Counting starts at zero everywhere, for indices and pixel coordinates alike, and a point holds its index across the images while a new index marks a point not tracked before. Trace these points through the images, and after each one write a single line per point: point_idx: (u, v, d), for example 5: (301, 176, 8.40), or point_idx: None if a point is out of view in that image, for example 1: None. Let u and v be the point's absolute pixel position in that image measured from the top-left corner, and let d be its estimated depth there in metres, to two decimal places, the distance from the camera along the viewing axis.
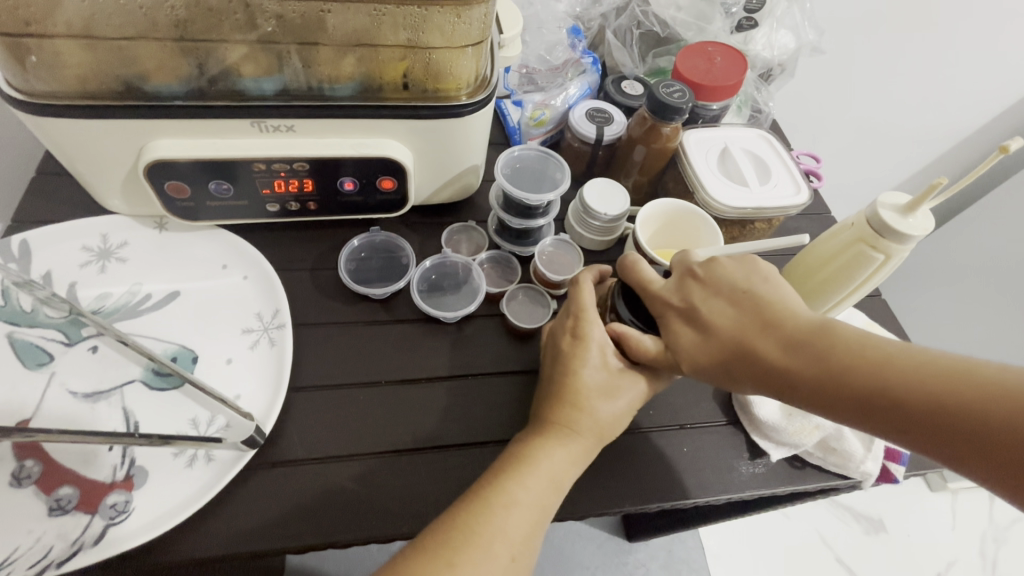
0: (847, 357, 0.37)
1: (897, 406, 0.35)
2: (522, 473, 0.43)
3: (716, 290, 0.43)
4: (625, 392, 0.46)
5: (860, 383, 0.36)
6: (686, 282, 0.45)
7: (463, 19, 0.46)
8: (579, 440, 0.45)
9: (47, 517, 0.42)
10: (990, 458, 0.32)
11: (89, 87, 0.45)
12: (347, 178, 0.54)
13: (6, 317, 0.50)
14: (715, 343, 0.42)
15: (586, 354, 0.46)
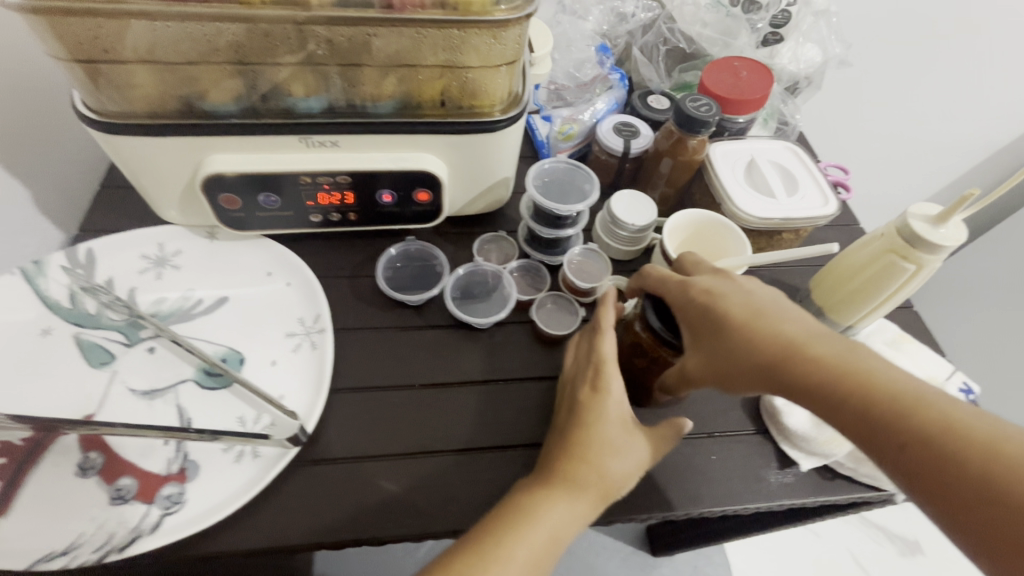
0: (875, 390, 0.36)
1: (897, 437, 0.35)
2: (525, 523, 0.43)
3: (747, 296, 0.43)
4: (633, 449, 0.47)
5: (868, 406, 0.36)
6: (716, 283, 0.45)
7: (498, 40, 0.48)
8: (585, 496, 0.44)
9: (109, 505, 0.45)
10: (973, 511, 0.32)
11: (155, 107, 0.49)
12: (385, 191, 0.57)
13: (74, 319, 0.54)
14: (737, 347, 0.41)
15: (604, 407, 0.47)
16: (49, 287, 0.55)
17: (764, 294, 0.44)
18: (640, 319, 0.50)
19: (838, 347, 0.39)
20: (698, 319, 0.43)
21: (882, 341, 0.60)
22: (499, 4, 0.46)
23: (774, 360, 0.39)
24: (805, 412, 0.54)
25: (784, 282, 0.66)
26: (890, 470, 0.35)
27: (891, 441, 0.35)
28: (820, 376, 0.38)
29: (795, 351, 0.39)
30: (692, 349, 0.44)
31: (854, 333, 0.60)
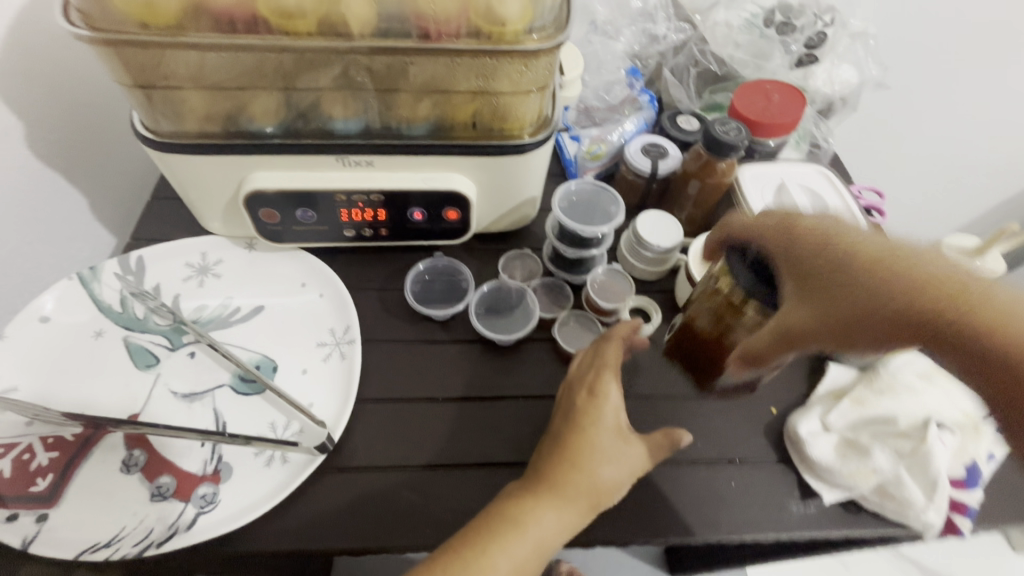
0: (988, 306, 0.36)
1: (997, 350, 0.35)
2: (519, 525, 0.45)
3: (894, 244, 0.43)
4: (626, 458, 0.48)
5: (968, 337, 0.36)
6: (853, 234, 0.45)
7: (530, 68, 0.50)
8: (576, 502, 0.46)
9: (149, 501, 0.48)
10: None
11: (206, 128, 0.52)
12: (416, 209, 0.59)
13: (124, 323, 0.58)
14: (873, 298, 0.42)
15: (598, 413, 0.49)
16: (102, 292, 0.59)
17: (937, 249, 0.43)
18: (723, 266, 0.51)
19: (964, 275, 0.39)
20: (815, 266, 0.45)
21: (916, 372, 0.58)
22: (531, 34, 0.48)
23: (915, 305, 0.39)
24: (830, 443, 0.54)
25: None
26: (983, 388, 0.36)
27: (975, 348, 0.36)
28: (927, 307, 0.39)
29: (926, 289, 0.39)
30: (799, 297, 0.46)
31: (886, 364, 0.58)
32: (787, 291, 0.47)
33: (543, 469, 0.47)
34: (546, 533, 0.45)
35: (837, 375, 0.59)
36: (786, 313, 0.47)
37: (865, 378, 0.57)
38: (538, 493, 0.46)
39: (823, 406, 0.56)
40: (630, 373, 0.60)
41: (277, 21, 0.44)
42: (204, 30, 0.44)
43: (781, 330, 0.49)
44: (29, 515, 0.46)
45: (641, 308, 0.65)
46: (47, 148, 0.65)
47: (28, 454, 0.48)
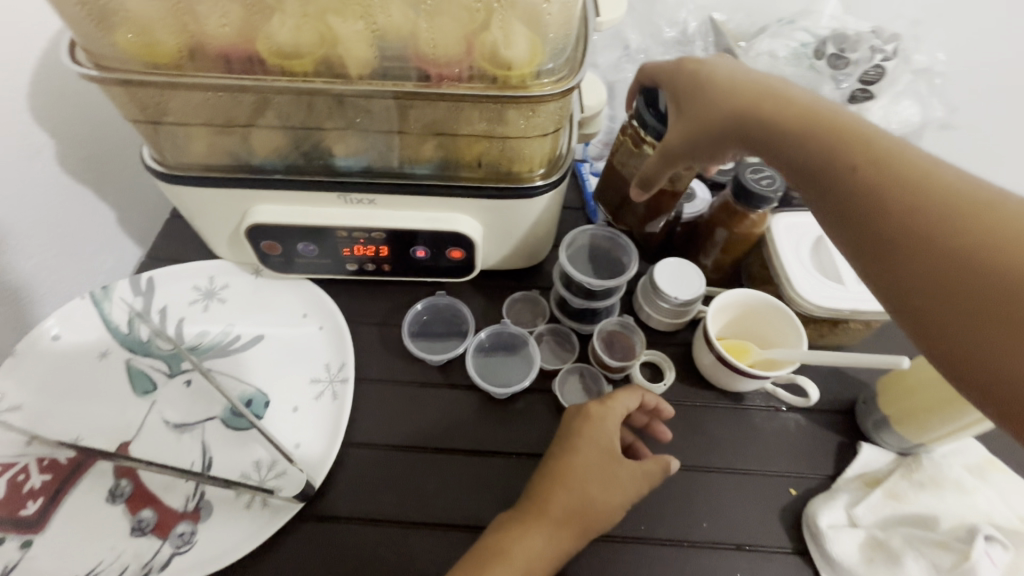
0: (819, 127, 0.38)
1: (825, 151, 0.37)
2: (504, 550, 0.43)
3: (764, 76, 0.43)
4: (619, 481, 0.46)
5: (800, 142, 0.38)
6: (716, 62, 0.47)
7: (538, 113, 0.47)
8: (563, 524, 0.44)
9: (129, 535, 0.48)
10: (866, 238, 0.34)
11: (210, 160, 0.51)
12: (419, 247, 0.57)
13: (128, 344, 0.58)
14: (725, 106, 0.43)
15: (591, 434, 0.48)
16: (112, 311, 0.60)
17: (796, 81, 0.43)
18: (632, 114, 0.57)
19: (809, 96, 0.40)
20: (686, 90, 0.47)
21: (964, 465, 0.51)
22: (541, 78, 0.45)
23: (755, 117, 0.42)
24: (855, 540, 0.48)
25: (846, 376, 0.59)
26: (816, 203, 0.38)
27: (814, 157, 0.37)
28: (767, 124, 0.41)
29: (772, 106, 0.41)
30: (681, 118, 0.47)
31: (929, 451, 0.51)
32: (673, 117, 0.49)
33: (532, 495, 0.46)
34: (532, 557, 0.43)
35: (869, 459, 0.53)
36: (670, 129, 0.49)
37: (902, 466, 0.51)
38: (525, 518, 0.44)
39: (850, 494, 0.50)
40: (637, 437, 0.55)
41: (275, 61, 0.43)
42: (204, 70, 0.43)
43: (664, 153, 0.48)
44: (15, 540, 0.46)
45: (653, 363, 0.60)
46: (78, 163, 0.67)
47: (23, 475, 0.49)
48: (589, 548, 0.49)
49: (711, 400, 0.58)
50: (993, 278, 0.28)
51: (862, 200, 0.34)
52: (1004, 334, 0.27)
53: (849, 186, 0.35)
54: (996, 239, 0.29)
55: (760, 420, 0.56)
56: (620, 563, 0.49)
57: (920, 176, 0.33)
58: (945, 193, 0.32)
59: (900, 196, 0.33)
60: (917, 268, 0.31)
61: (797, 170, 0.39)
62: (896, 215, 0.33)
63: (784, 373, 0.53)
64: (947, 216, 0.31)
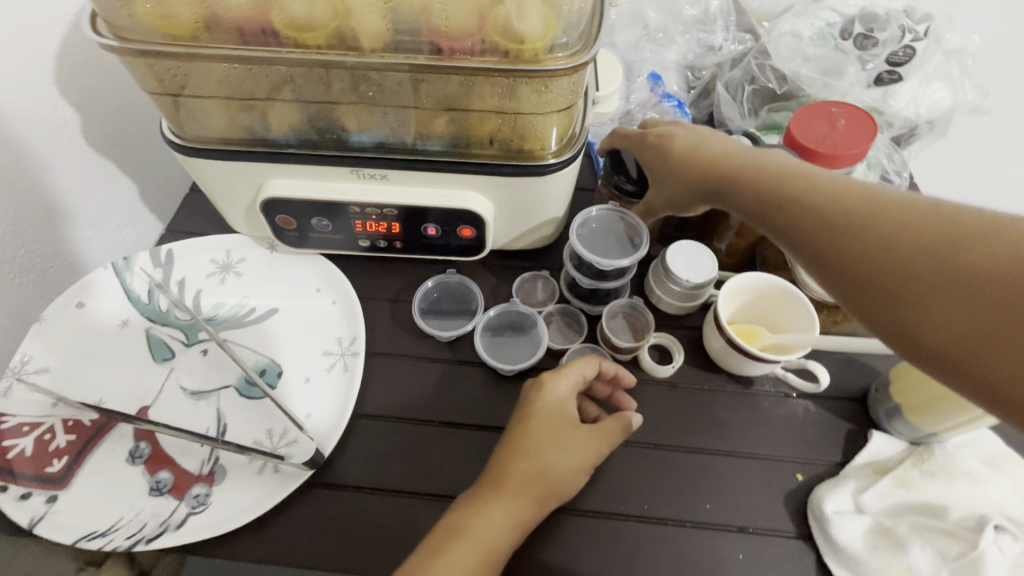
0: (763, 171, 0.41)
1: (773, 195, 0.40)
2: (464, 528, 0.44)
3: (708, 134, 0.48)
4: (574, 444, 0.48)
5: (752, 187, 0.42)
6: (669, 125, 0.51)
7: (551, 88, 0.46)
8: (522, 491, 0.46)
9: (147, 495, 0.49)
10: (830, 266, 0.35)
11: (227, 134, 0.52)
12: (431, 224, 0.57)
13: (148, 314, 0.60)
14: (684, 160, 0.48)
15: (545, 406, 0.49)
16: (132, 281, 0.61)
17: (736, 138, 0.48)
18: (603, 176, 0.61)
19: (748, 147, 0.45)
20: (648, 148, 0.52)
21: (978, 457, 0.50)
22: (554, 52, 0.44)
23: (711, 165, 0.45)
24: (862, 528, 0.47)
25: (859, 364, 0.58)
26: (781, 242, 0.39)
27: (765, 201, 0.40)
28: (723, 169, 0.44)
29: (722, 157, 0.45)
30: (654, 182, 0.52)
31: (942, 441, 0.50)
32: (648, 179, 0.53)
33: (491, 469, 0.47)
34: (493, 532, 0.44)
35: (879, 447, 0.52)
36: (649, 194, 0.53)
37: (912, 455, 0.50)
38: (484, 493, 0.46)
39: (857, 481, 0.50)
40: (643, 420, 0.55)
41: (289, 33, 0.43)
42: (219, 41, 0.44)
43: (648, 208, 0.53)
44: (40, 495, 0.49)
45: (662, 345, 0.60)
46: (102, 137, 0.69)
47: (48, 434, 0.51)
48: (592, 524, 0.50)
49: (719, 383, 0.57)
50: (953, 272, 0.29)
51: (816, 229, 0.36)
52: (983, 329, 0.28)
53: (799, 221, 0.37)
54: (952, 240, 0.30)
55: (769, 405, 0.56)
56: (622, 541, 0.49)
57: (858, 198, 0.35)
58: (877, 205, 0.34)
59: (849, 220, 0.34)
60: (881, 278, 0.32)
61: (756, 212, 0.41)
62: (846, 236, 0.34)
63: (795, 357, 0.53)
64: (896, 224, 0.32)
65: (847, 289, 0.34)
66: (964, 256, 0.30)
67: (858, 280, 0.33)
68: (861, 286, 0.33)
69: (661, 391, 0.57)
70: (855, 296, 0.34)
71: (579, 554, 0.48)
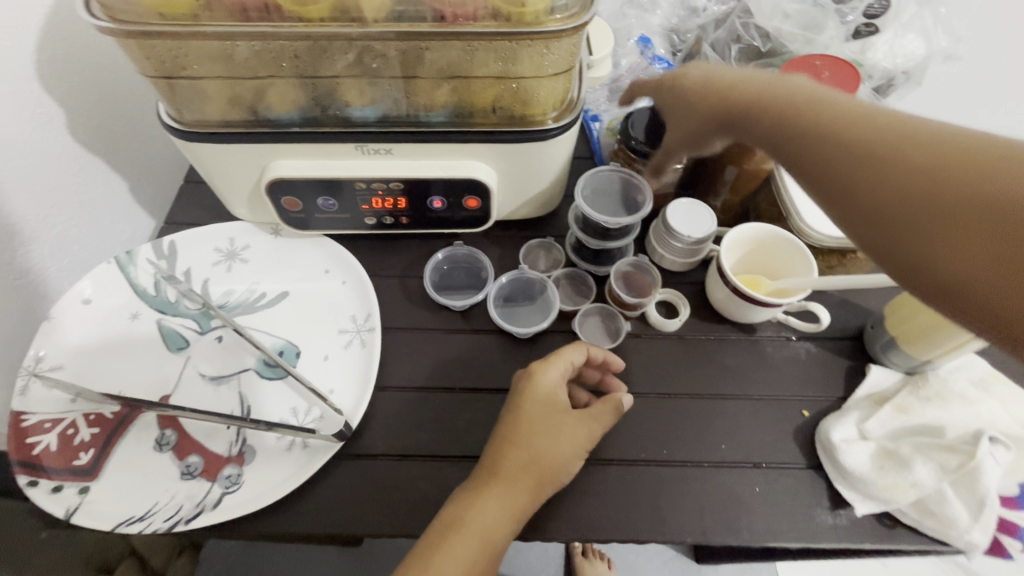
0: (776, 101, 0.40)
1: (787, 122, 0.38)
2: (465, 519, 0.44)
3: (729, 68, 0.47)
4: (566, 429, 0.48)
5: (764, 118, 0.41)
6: (694, 65, 0.51)
7: (551, 50, 0.47)
8: (517, 481, 0.46)
9: (179, 479, 0.50)
10: (835, 192, 0.34)
11: (228, 117, 0.52)
12: (436, 197, 0.58)
13: (157, 305, 0.60)
14: (702, 96, 0.47)
15: (535, 393, 0.49)
16: (137, 275, 0.61)
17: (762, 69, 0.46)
18: (620, 137, 0.62)
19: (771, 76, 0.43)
20: (671, 87, 0.52)
21: (969, 380, 0.53)
22: (554, 13, 0.45)
23: (727, 99, 0.44)
24: (867, 453, 0.50)
25: (853, 305, 0.61)
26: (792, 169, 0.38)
27: (776, 131, 0.39)
28: (738, 98, 0.43)
29: (736, 89, 0.44)
30: (673, 123, 0.52)
31: (935, 368, 0.54)
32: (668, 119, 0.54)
33: (486, 460, 0.48)
34: (491, 521, 0.44)
35: (878, 378, 0.55)
36: (669, 135, 0.54)
37: (909, 383, 0.54)
38: (479, 484, 0.46)
39: (860, 411, 0.53)
40: (656, 371, 0.58)
41: (291, 7, 0.43)
42: (218, 18, 0.44)
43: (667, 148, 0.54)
44: (72, 487, 0.49)
45: (668, 301, 0.62)
46: None
47: (72, 429, 0.51)
48: (616, 471, 0.52)
49: (725, 332, 0.60)
50: (953, 200, 0.29)
51: (826, 156, 0.35)
52: (979, 263, 0.28)
53: (806, 144, 0.37)
54: (960, 165, 0.29)
55: (772, 348, 0.59)
56: (645, 485, 0.52)
57: (876, 125, 0.34)
58: (891, 133, 0.33)
59: (856, 144, 0.34)
60: (884, 207, 0.32)
61: (768, 141, 0.40)
62: (856, 163, 0.33)
63: (795, 300, 0.55)
64: (907, 151, 0.32)
65: (850, 217, 0.34)
66: (971, 184, 0.29)
67: (861, 209, 0.33)
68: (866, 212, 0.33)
69: (670, 343, 0.59)
70: (858, 224, 0.33)
71: (605, 499, 0.51)
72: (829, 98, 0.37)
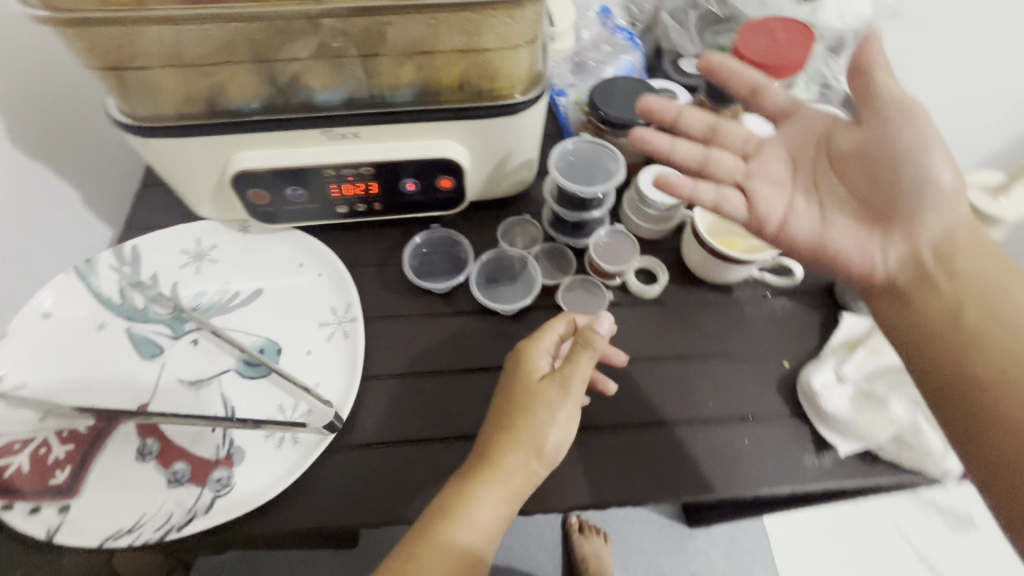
0: (951, 264, 0.48)
1: (948, 278, 0.48)
2: (455, 509, 0.44)
3: (915, 151, 0.46)
4: (543, 402, 0.46)
5: (943, 257, 0.48)
6: (871, 135, 0.48)
7: (515, 19, 0.47)
8: (503, 466, 0.45)
9: (166, 487, 0.48)
10: (937, 373, 0.46)
11: (183, 109, 0.50)
12: (409, 180, 0.57)
13: (125, 313, 0.57)
14: (860, 189, 0.49)
15: (517, 373, 0.49)
16: (100, 283, 0.58)
17: (936, 153, 0.46)
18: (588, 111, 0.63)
19: (955, 202, 0.47)
20: (831, 164, 0.51)
21: None
22: None
23: (886, 223, 0.49)
24: (845, 396, 0.53)
25: None
26: (895, 305, 0.49)
27: (926, 259, 0.48)
28: (933, 216, 0.48)
29: (898, 213, 0.48)
30: (782, 138, 0.53)
31: None
32: (778, 137, 0.53)
33: (479, 448, 0.47)
34: (481, 513, 0.44)
35: (851, 325, 0.57)
36: (767, 143, 0.53)
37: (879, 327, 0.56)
38: (469, 472, 0.46)
39: (836, 357, 0.55)
40: (641, 336, 0.59)
41: None
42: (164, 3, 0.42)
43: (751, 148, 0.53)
44: (51, 507, 0.47)
45: (647, 269, 0.63)
46: None
47: (44, 448, 0.49)
48: (609, 437, 0.53)
49: (704, 294, 0.61)
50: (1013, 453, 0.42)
51: (942, 360, 0.46)
52: (989, 464, 0.42)
53: (929, 338, 0.47)
54: (1011, 410, 0.43)
55: (750, 306, 0.60)
56: (639, 446, 0.53)
57: (996, 370, 0.44)
58: (1004, 375, 0.44)
59: (972, 398, 0.44)
60: (967, 406, 0.44)
61: (895, 262, 0.49)
62: (964, 368, 0.45)
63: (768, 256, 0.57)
64: (1009, 393, 0.43)
65: (922, 384, 0.47)
66: (1005, 407, 0.43)
67: (958, 409, 0.45)
68: (949, 390, 0.45)
69: (652, 309, 0.60)
70: (924, 385, 0.47)
71: (601, 465, 0.52)
72: (1005, 338, 0.45)
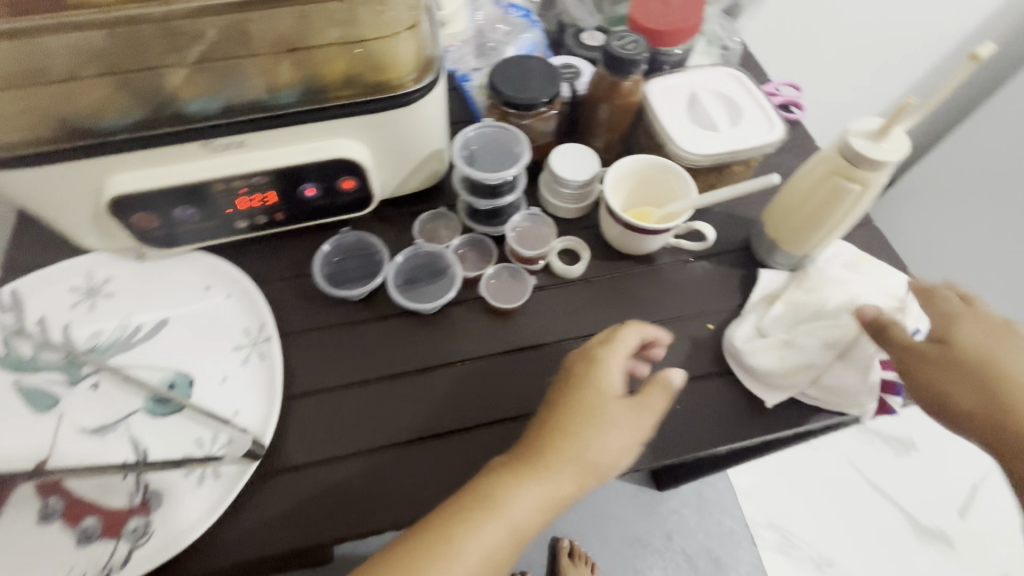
0: None
1: None
2: (497, 501, 0.41)
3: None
4: (617, 420, 0.44)
5: None
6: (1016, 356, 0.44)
7: (386, 5, 0.47)
8: (559, 470, 0.43)
9: (77, 547, 0.45)
10: None
11: (37, 132, 0.45)
12: (309, 185, 0.54)
13: (8, 365, 0.52)
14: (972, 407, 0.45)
15: (597, 373, 0.46)
16: None
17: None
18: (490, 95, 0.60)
19: None
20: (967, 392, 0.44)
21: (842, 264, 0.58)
22: None
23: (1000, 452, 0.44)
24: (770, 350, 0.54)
25: (736, 217, 0.65)
26: None
27: None
28: None
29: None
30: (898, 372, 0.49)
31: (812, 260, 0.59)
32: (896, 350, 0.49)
33: (530, 443, 0.44)
34: (520, 505, 0.41)
35: (768, 281, 0.59)
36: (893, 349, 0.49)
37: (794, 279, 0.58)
38: (518, 463, 0.43)
39: (757, 314, 0.57)
40: (570, 318, 0.58)
41: None
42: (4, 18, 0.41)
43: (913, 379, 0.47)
44: None
45: (569, 249, 0.63)
46: None
47: None
48: None
49: (628, 267, 0.61)
50: None
51: None
52: None
53: None
54: None
55: (673, 273, 0.61)
56: None
57: None
58: None
59: None
60: None
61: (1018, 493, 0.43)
62: None
63: (679, 223, 0.57)
64: None
65: None
66: None
67: None
68: None
69: (578, 289, 0.60)
70: None
71: None
72: None
